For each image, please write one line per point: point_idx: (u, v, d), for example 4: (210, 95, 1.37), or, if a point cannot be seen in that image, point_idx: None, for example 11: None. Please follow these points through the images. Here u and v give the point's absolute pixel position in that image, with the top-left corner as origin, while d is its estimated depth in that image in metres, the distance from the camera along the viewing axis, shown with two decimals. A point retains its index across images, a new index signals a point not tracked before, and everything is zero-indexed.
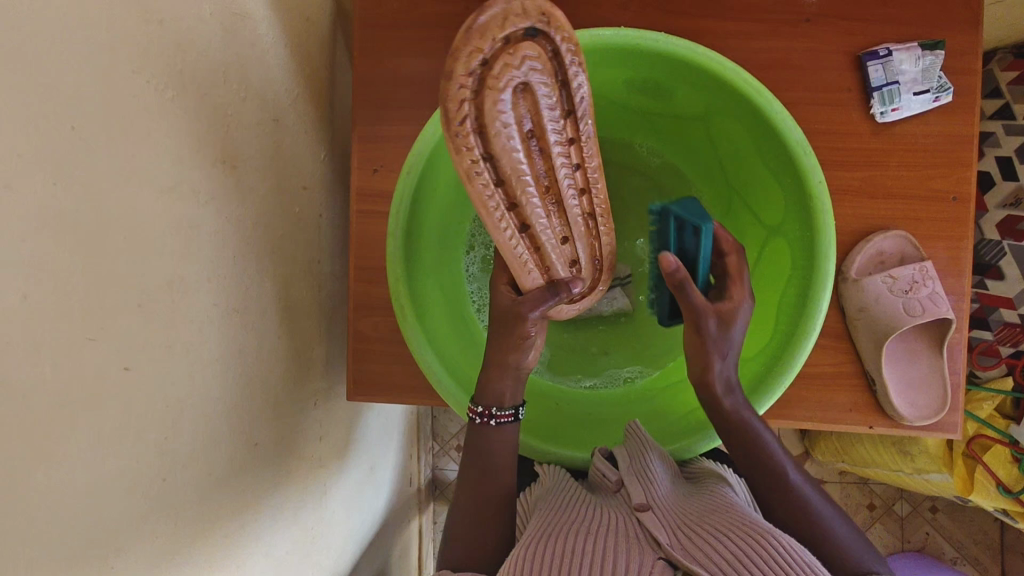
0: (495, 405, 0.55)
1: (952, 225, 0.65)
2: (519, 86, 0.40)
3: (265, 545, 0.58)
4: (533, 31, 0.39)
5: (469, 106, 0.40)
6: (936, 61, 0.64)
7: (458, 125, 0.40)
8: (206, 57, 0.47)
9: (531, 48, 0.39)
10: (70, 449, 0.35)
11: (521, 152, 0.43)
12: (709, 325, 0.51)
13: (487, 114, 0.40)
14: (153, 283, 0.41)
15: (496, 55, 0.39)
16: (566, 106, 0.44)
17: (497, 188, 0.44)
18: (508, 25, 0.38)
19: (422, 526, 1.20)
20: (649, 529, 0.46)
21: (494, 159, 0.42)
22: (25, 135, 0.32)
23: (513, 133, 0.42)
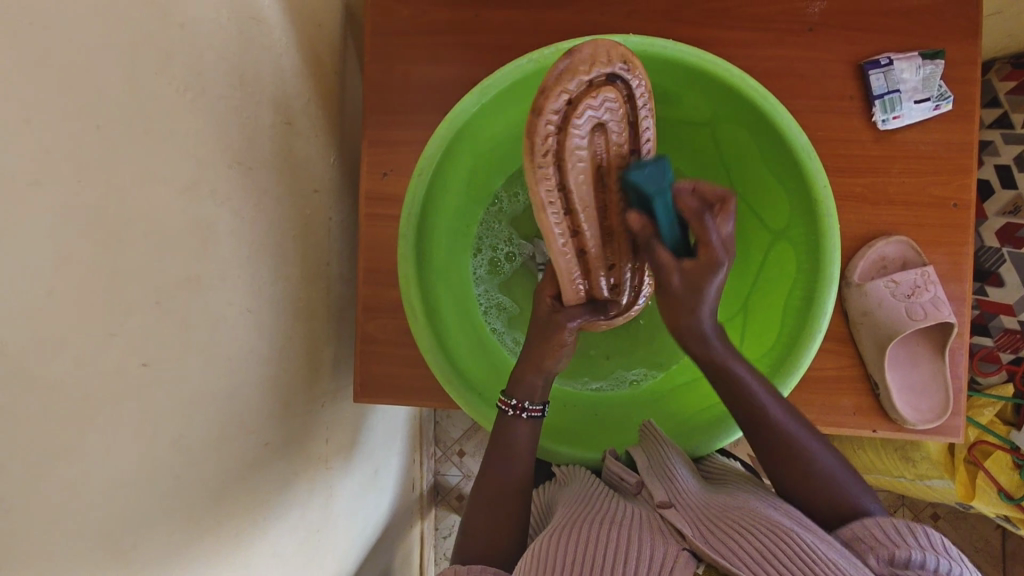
0: (527, 399, 0.56)
1: (954, 231, 0.66)
2: (597, 129, 0.46)
3: (274, 544, 0.58)
4: (614, 76, 0.45)
5: (553, 140, 0.44)
6: (936, 70, 0.65)
7: (541, 155, 0.44)
8: (224, 61, 0.48)
9: (611, 93, 0.45)
10: (91, 443, 0.35)
11: (589, 183, 0.47)
12: (669, 282, 0.45)
13: (566, 148, 0.45)
14: (171, 281, 0.42)
15: (581, 95, 0.44)
16: (632, 144, 0.49)
17: (564, 215, 0.48)
18: (594, 69, 0.43)
19: (424, 532, 1.20)
20: (673, 522, 0.47)
21: (567, 190, 0.47)
22: (54, 133, 0.32)
23: (585, 165, 0.46)
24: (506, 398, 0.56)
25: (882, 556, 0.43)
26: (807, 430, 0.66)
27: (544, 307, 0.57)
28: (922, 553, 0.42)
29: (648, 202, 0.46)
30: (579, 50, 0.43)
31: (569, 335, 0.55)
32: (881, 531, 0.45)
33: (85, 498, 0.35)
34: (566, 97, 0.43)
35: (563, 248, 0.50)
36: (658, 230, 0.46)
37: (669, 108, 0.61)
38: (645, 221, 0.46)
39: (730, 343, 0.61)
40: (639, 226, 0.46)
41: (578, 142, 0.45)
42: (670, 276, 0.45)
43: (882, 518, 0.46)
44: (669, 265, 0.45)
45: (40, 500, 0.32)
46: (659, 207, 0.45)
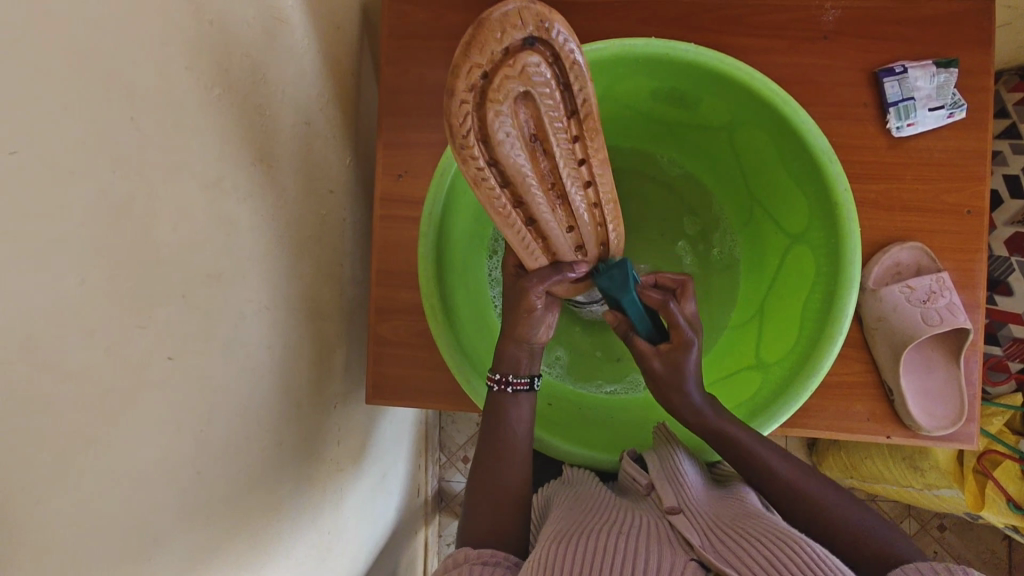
0: (511, 372, 0.56)
1: (968, 237, 0.67)
2: (518, 94, 0.37)
3: (286, 546, 0.57)
4: (532, 38, 0.36)
5: (472, 120, 0.37)
6: (950, 78, 0.66)
7: (462, 138, 0.38)
8: (249, 60, 0.48)
9: (532, 57, 0.36)
10: (119, 437, 0.35)
11: (523, 157, 0.40)
12: (652, 365, 0.52)
13: (489, 125, 0.37)
14: (195, 275, 0.42)
15: (496, 66, 0.36)
16: (569, 106, 0.39)
17: (503, 189, 0.41)
18: (506, 33, 0.35)
19: (427, 539, 1.19)
20: (681, 531, 0.46)
21: (499, 165, 0.40)
22: (90, 122, 0.32)
23: (514, 142, 0.39)
24: (490, 373, 0.56)
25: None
26: (822, 436, 0.66)
27: (508, 271, 0.54)
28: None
29: (619, 302, 0.52)
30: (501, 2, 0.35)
31: (541, 300, 0.52)
32: (921, 572, 0.42)
33: (111, 492, 0.35)
34: (481, 72, 0.36)
35: (513, 223, 0.44)
36: (633, 325, 0.53)
37: (687, 112, 0.61)
38: (619, 317, 0.53)
39: (747, 345, 0.61)
40: (615, 321, 0.54)
41: (501, 121, 0.37)
42: (652, 363, 0.52)
43: (914, 563, 0.43)
44: (648, 353, 0.52)
45: (67, 492, 0.32)
46: (629, 305, 0.51)
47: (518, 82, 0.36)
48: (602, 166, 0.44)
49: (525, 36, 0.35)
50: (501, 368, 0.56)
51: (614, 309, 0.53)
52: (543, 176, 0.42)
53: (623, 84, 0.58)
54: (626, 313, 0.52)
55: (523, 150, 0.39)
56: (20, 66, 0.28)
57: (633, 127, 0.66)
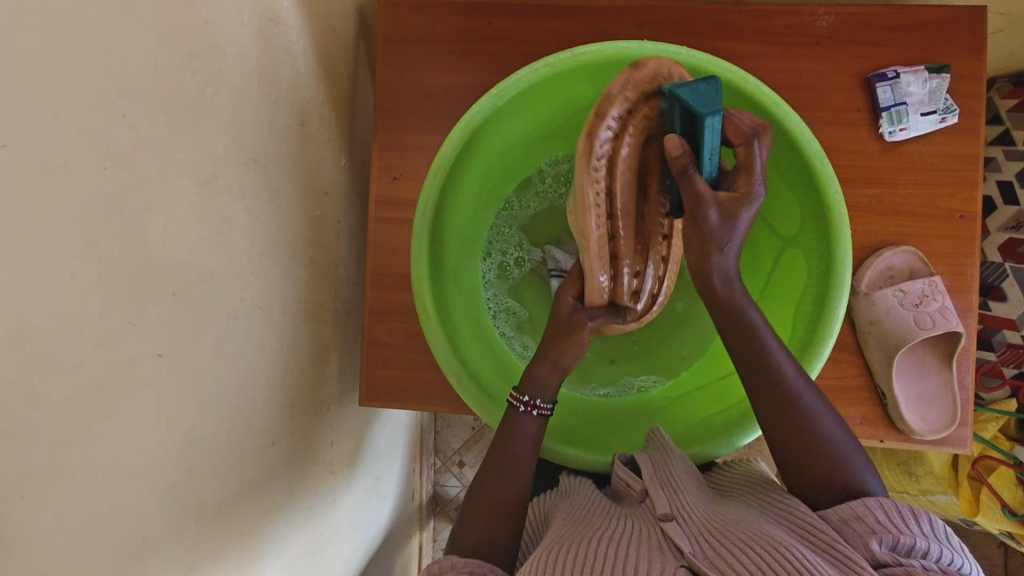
0: (539, 397, 0.56)
1: (960, 242, 0.67)
2: (617, 140, 0.50)
3: (278, 547, 0.57)
4: (631, 106, 0.49)
5: (610, 142, 0.50)
6: (942, 84, 0.66)
7: (595, 156, 0.50)
8: (243, 59, 0.48)
9: (626, 103, 0.49)
10: (107, 433, 0.35)
11: (621, 183, 0.52)
12: (709, 216, 0.47)
13: (616, 152, 0.51)
14: (188, 273, 0.42)
15: (622, 117, 0.50)
16: (634, 167, 0.53)
17: (601, 206, 0.52)
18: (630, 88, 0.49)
19: (422, 543, 1.19)
20: (673, 539, 0.45)
21: (610, 188, 0.52)
22: (81, 116, 0.32)
23: (604, 157, 0.51)
24: (517, 394, 0.56)
25: (885, 541, 0.41)
26: None
27: (565, 308, 0.58)
28: (926, 542, 0.41)
29: (693, 126, 0.45)
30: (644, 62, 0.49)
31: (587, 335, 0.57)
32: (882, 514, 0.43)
33: (99, 489, 0.34)
34: (616, 111, 0.49)
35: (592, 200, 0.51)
36: (697, 160, 0.46)
37: None
38: (686, 147, 0.45)
39: None
40: (678, 150, 0.45)
41: (626, 150, 0.51)
42: (708, 211, 0.46)
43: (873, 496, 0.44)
44: (706, 198, 0.46)
45: (56, 486, 0.32)
46: (709, 130, 0.43)
47: (631, 128, 0.50)
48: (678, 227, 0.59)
49: (628, 104, 0.49)
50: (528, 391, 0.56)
51: (682, 138, 0.46)
52: (619, 205, 0.53)
53: None
54: (700, 145, 0.45)
55: (625, 184, 0.52)
56: (11, 55, 0.28)
57: None
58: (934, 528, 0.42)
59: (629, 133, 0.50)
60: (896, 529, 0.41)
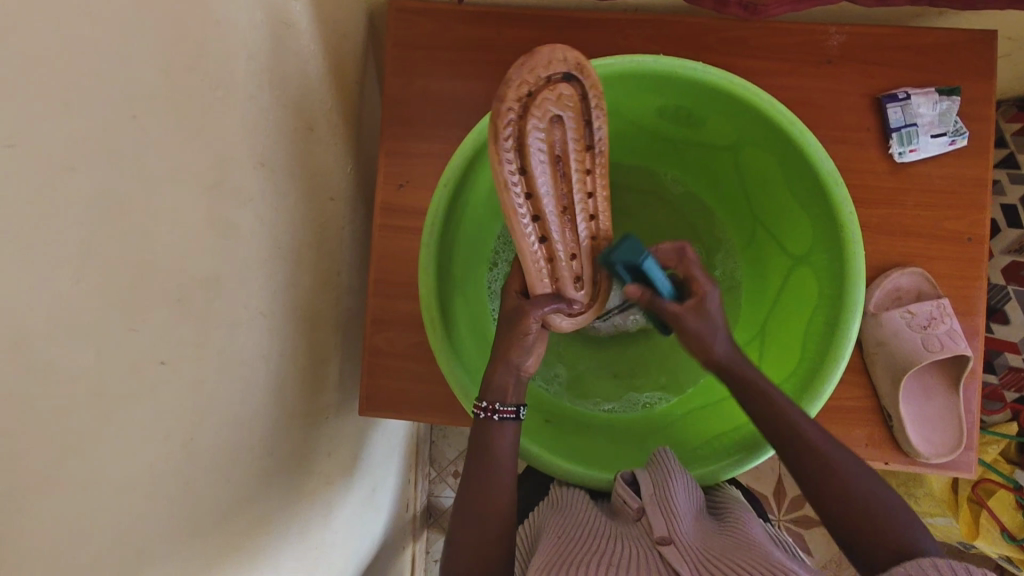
0: (500, 402, 0.53)
1: (967, 265, 0.67)
2: (553, 114, 0.44)
3: (273, 561, 0.56)
4: (570, 75, 0.44)
5: (513, 126, 0.42)
6: (952, 106, 0.66)
7: (504, 138, 0.42)
8: (254, 65, 0.47)
9: (568, 88, 0.44)
10: (104, 443, 0.34)
11: (546, 173, 0.45)
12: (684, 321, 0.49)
13: (526, 134, 0.43)
14: (190, 278, 0.41)
15: (537, 90, 0.43)
16: (588, 142, 0.48)
17: (526, 200, 0.44)
18: (552, 65, 0.43)
19: (414, 554, 1.17)
20: (672, 565, 0.45)
21: (528, 174, 0.44)
22: (92, 120, 0.31)
23: (543, 156, 0.44)
24: (478, 402, 0.54)
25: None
26: None
27: (512, 302, 0.52)
28: None
29: (640, 274, 0.47)
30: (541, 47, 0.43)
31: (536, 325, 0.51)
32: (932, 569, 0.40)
33: (96, 501, 0.34)
34: (528, 88, 0.42)
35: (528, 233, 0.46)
36: (658, 291, 0.49)
37: (692, 130, 0.60)
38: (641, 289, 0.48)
39: None
40: (639, 294, 0.48)
41: (538, 120, 0.43)
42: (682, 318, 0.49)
43: (939, 560, 0.41)
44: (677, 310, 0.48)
45: (55, 499, 0.31)
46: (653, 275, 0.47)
47: (560, 111, 0.45)
48: (602, 201, 0.51)
49: (566, 72, 0.44)
50: (487, 397, 0.53)
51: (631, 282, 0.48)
52: (561, 200, 0.47)
53: (630, 99, 0.58)
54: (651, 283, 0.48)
55: (550, 169, 0.46)
56: (26, 55, 0.27)
57: (637, 144, 0.66)
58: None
59: (575, 134, 0.47)
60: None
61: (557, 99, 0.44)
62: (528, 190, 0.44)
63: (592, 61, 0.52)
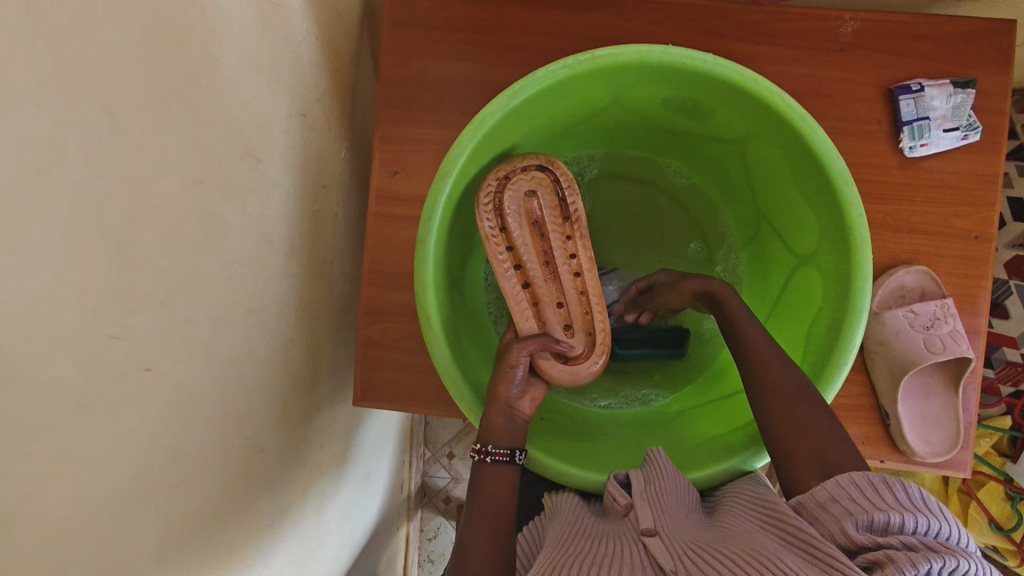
0: (491, 443, 0.54)
1: (973, 263, 0.65)
2: (528, 196, 0.59)
3: (264, 556, 0.56)
4: (542, 168, 0.59)
5: (491, 196, 0.57)
6: (966, 99, 0.64)
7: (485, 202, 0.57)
8: (241, 50, 0.45)
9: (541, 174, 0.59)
10: (87, 455, 0.33)
11: (527, 234, 0.58)
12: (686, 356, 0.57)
13: (505, 204, 0.57)
14: (176, 279, 0.39)
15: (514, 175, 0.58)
16: (566, 214, 0.60)
17: (507, 251, 0.58)
18: (528, 160, 0.59)
19: (408, 533, 1.18)
20: (655, 557, 0.45)
21: (509, 233, 0.58)
22: (66, 120, 0.29)
23: (523, 221, 0.58)
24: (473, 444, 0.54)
25: (861, 522, 0.40)
26: None
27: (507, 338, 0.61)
28: (902, 516, 0.39)
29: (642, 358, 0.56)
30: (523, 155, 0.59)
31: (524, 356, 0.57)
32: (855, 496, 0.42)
33: (78, 514, 0.33)
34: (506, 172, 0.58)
35: (511, 278, 0.58)
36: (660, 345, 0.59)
37: (699, 123, 0.58)
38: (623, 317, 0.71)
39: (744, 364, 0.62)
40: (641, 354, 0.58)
41: (512, 201, 0.58)
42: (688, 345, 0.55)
43: (860, 475, 0.44)
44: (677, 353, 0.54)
45: (34, 515, 0.30)
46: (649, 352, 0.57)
47: (534, 189, 0.59)
48: (585, 261, 0.60)
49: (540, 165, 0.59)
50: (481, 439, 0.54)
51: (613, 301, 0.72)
52: (542, 255, 0.60)
53: (636, 89, 0.55)
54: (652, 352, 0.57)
55: (529, 232, 0.59)
56: None
57: (641, 134, 0.64)
58: (915, 500, 0.40)
59: (550, 207, 0.60)
60: (871, 507, 0.41)
61: (529, 183, 0.58)
62: (510, 245, 0.58)
63: (596, 50, 0.50)
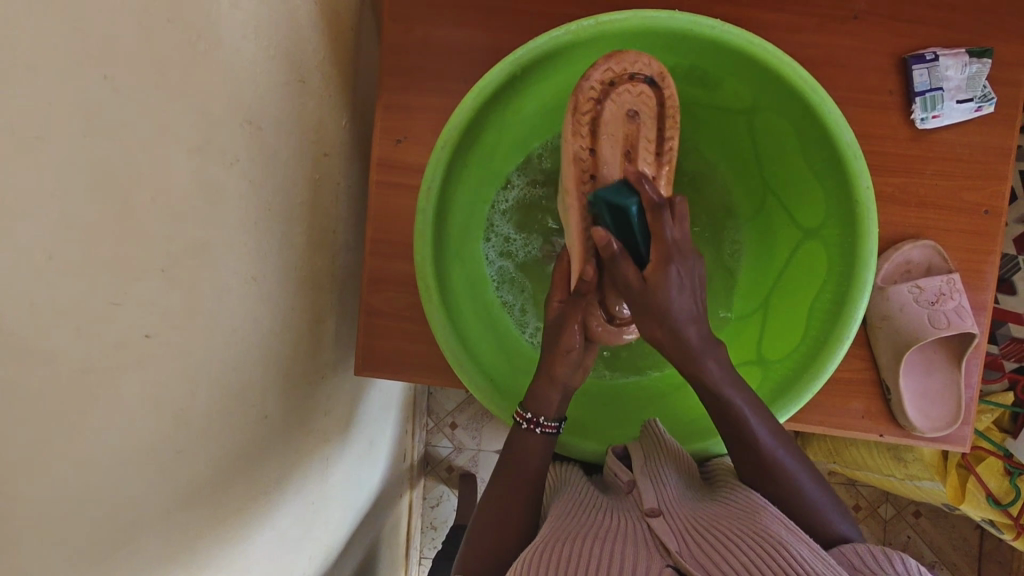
0: (542, 414, 0.55)
1: (982, 239, 0.65)
2: (630, 114, 0.52)
3: (268, 521, 0.57)
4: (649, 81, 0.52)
5: (590, 105, 0.51)
6: (982, 70, 0.63)
7: (580, 111, 0.51)
8: (240, 12, 0.44)
9: (645, 88, 0.52)
10: (90, 417, 0.33)
11: (615, 165, 0.53)
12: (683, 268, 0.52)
13: (602, 118, 0.52)
14: (176, 248, 0.39)
15: (620, 83, 0.51)
16: (659, 150, 0.54)
17: (589, 180, 0.53)
18: (637, 67, 0.51)
19: (411, 500, 1.20)
20: (659, 537, 0.45)
21: (597, 155, 0.52)
22: (60, 83, 0.29)
23: (615, 143, 0.52)
24: (520, 412, 0.56)
25: None
26: (814, 431, 0.65)
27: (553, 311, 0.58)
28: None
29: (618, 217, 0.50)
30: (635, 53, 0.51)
31: (579, 333, 0.56)
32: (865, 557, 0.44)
33: (78, 478, 0.33)
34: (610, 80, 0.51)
35: (581, 212, 0.54)
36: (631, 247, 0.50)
37: (706, 91, 0.57)
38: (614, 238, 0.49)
39: (749, 336, 0.61)
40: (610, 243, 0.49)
41: (610, 115, 0.52)
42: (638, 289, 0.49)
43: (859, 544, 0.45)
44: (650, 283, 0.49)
45: (36, 481, 0.31)
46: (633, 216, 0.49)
47: (634, 105, 0.52)
48: None
49: (648, 78, 0.51)
50: (532, 408, 0.55)
51: (644, 204, 0.49)
52: None
53: (643, 57, 0.54)
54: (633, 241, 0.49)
55: (617, 161, 0.53)
56: None
57: None
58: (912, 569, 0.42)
59: (648, 128, 0.53)
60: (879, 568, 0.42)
61: (636, 100, 0.51)
62: (591, 172, 0.53)
63: (602, 15, 0.49)
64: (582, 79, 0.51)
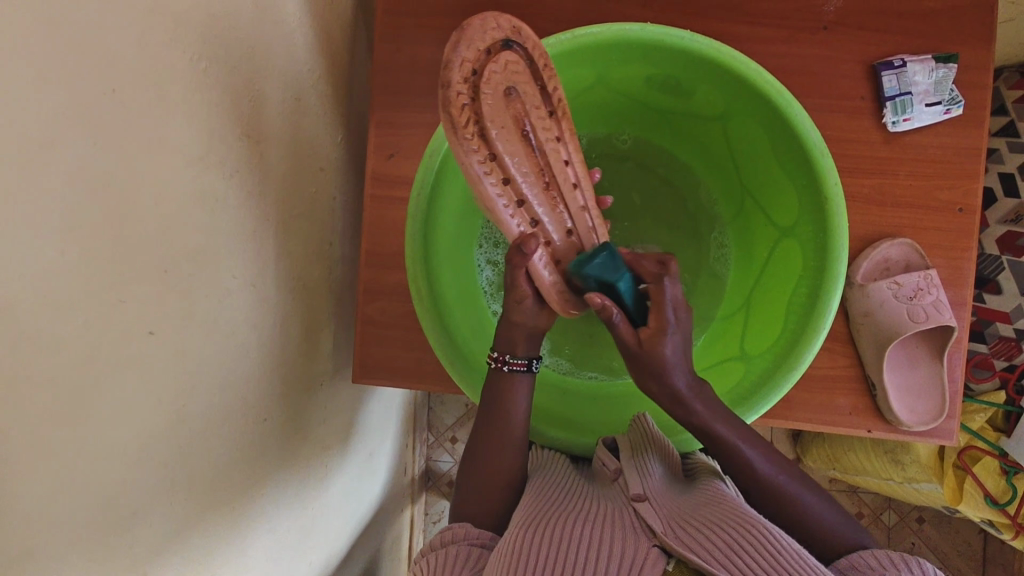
0: (508, 353, 0.57)
1: (957, 236, 0.67)
2: (505, 90, 0.45)
3: (267, 523, 0.59)
4: (505, 41, 0.45)
5: (467, 110, 0.43)
6: (948, 75, 0.66)
7: (462, 127, 0.43)
8: (238, 34, 0.47)
9: (508, 53, 0.45)
10: (94, 408, 0.35)
11: (519, 153, 0.47)
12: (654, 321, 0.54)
13: (485, 113, 0.44)
14: (176, 252, 0.41)
15: (481, 63, 0.44)
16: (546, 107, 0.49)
17: (506, 188, 0.46)
18: (487, 34, 0.44)
19: (412, 516, 1.20)
20: (645, 519, 0.47)
21: (497, 157, 0.45)
22: (72, 97, 0.32)
23: (508, 131, 0.45)
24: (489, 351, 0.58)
25: None
26: (804, 429, 0.66)
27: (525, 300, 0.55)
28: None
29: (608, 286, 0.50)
30: (470, 21, 0.43)
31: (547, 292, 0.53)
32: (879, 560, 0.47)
33: (83, 464, 0.35)
34: (472, 67, 0.43)
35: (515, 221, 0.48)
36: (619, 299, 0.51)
37: (680, 100, 0.60)
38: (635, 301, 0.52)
39: (731, 337, 0.62)
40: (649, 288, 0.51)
41: (490, 104, 0.44)
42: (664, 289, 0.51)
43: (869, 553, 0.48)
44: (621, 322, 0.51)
45: (42, 466, 0.32)
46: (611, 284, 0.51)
47: (504, 79, 0.45)
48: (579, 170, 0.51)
49: (503, 38, 0.45)
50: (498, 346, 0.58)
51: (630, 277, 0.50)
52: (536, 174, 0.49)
53: (621, 69, 0.58)
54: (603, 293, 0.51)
55: (517, 143, 0.46)
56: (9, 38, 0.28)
57: (629, 114, 0.66)
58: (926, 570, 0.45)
59: (527, 94, 0.47)
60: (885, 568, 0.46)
61: (506, 75, 0.45)
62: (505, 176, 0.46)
63: (576, 30, 0.52)
64: (444, 92, 0.42)
